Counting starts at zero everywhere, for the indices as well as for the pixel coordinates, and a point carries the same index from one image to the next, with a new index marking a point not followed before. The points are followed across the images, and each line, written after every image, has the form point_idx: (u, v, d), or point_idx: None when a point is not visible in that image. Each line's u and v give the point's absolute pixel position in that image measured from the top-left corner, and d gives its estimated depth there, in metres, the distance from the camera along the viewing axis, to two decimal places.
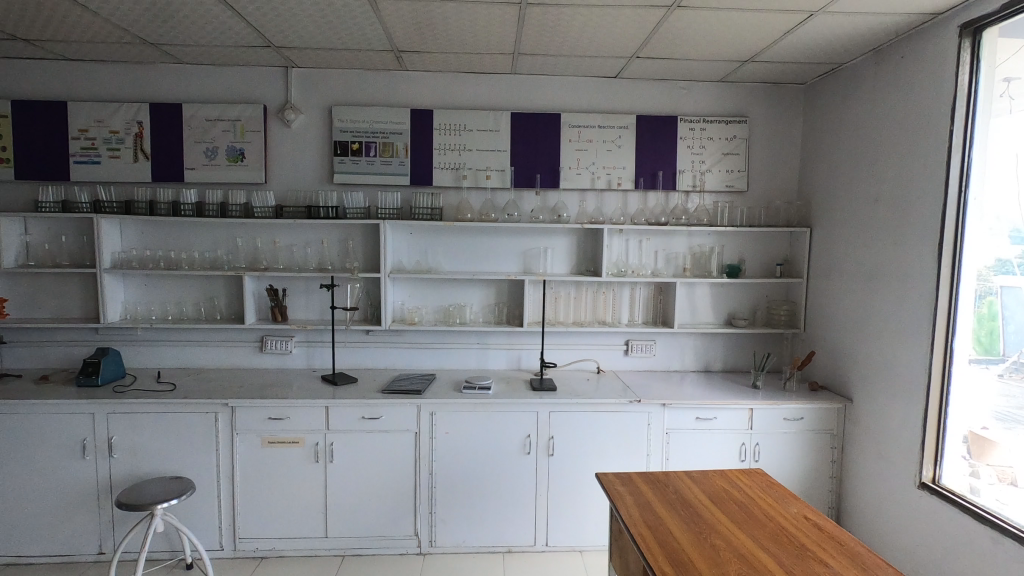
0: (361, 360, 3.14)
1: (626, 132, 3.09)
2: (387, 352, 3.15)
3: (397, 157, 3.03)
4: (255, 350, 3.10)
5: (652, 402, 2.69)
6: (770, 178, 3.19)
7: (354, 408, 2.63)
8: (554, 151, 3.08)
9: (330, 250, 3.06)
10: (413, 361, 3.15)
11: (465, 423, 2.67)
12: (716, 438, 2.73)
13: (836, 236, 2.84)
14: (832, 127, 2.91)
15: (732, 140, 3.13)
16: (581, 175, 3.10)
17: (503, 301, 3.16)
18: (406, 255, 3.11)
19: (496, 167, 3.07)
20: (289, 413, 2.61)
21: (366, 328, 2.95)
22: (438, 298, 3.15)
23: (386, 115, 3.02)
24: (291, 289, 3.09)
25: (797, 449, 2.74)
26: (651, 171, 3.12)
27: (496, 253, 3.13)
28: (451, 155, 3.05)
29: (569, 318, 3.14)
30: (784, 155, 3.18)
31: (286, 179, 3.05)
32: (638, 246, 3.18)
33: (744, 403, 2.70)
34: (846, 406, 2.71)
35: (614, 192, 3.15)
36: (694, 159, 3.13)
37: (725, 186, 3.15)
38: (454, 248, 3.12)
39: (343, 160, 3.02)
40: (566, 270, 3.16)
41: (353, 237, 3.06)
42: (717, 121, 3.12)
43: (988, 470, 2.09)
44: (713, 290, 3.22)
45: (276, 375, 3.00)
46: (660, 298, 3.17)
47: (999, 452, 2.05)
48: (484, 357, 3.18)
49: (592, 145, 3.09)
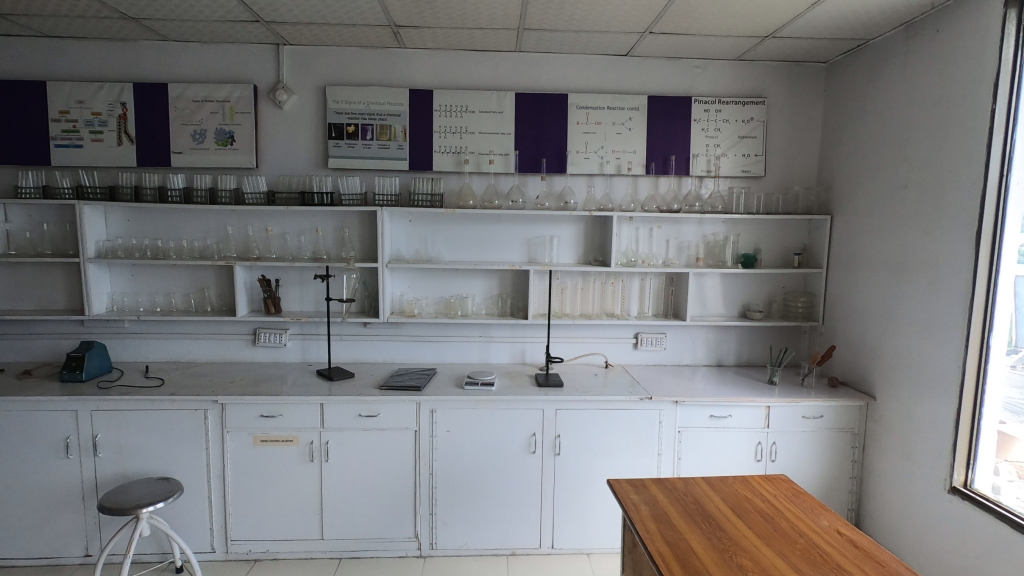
0: (359, 354, 3.01)
1: (637, 114, 2.93)
2: (386, 346, 3.02)
3: (395, 141, 2.87)
4: (249, 343, 2.97)
5: (664, 399, 2.55)
6: (788, 163, 3.02)
7: (349, 405, 2.50)
8: (561, 134, 2.92)
9: (325, 238, 2.91)
10: (413, 354, 3.03)
11: (467, 421, 2.54)
12: (731, 437, 2.60)
13: (860, 224, 2.69)
14: (856, 108, 2.74)
15: (749, 123, 2.96)
16: (589, 159, 2.93)
17: (507, 292, 3.01)
18: (404, 244, 2.96)
19: (500, 151, 2.91)
20: (282, 411, 2.48)
21: (363, 320, 2.81)
22: (439, 288, 3.01)
23: (383, 96, 2.86)
24: (285, 280, 2.95)
25: (817, 449, 2.61)
26: (663, 155, 2.96)
27: (500, 241, 2.98)
28: (452, 138, 2.89)
29: (576, 311, 2.99)
30: (803, 138, 3.01)
31: (278, 164, 2.89)
32: (648, 235, 3.03)
33: (761, 401, 2.57)
34: (868, 404, 2.58)
35: (623, 177, 2.98)
36: (708, 143, 2.96)
37: (742, 171, 2.98)
38: (455, 237, 2.97)
39: (338, 143, 2.86)
40: (573, 260, 3.01)
41: (349, 225, 2.91)
42: (733, 102, 2.95)
43: (1007, 466, 2.03)
44: (727, 281, 3.07)
45: (270, 370, 2.88)
46: (671, 290, 3.02)
47: (1017, 447, 1.98)
48: (487, 350, 3.05)
49: (601, 127, 2.92)
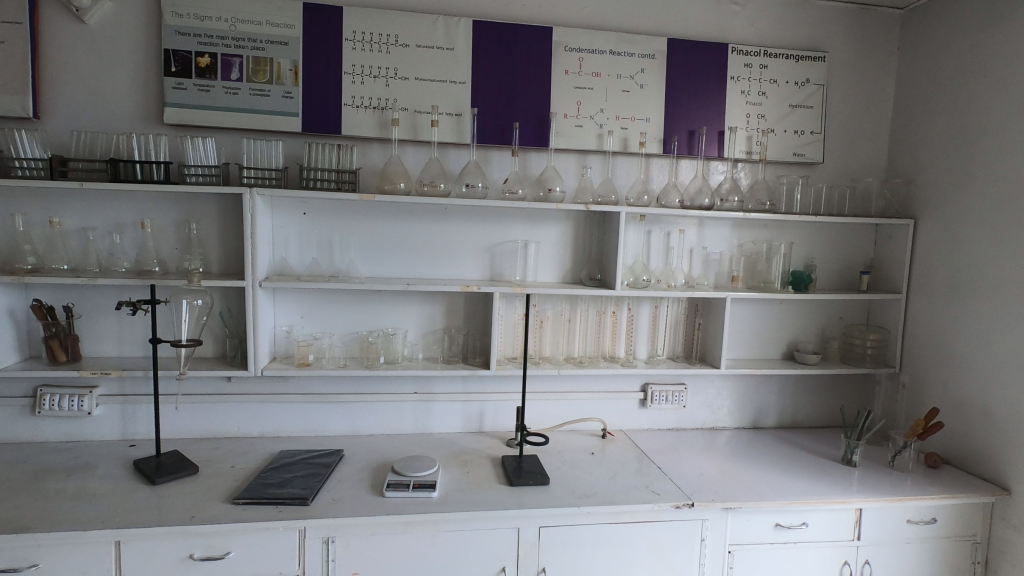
0: (221, 424, 1.90)
1: (652, 64, 1.99)
2: (265, 410, 1.92)
3: (279, 84, 1.79)
4: (27, 412, 1.79)
5: (712, 506, 1.59)
6: (853, 147, 2.16)
7: (171, 541, 1.38)
8: (541, 89, 1.93)
9: (159, 239, 1.78)
10: (309, 423, 1.95)
11: (389, 555, 1.48)
12: (804, 556, 1.68)
13: (973, 233, 1.85)
14: (963, 66, 1.91)
15: (803, 86, 2.09)
16: (582, 129, 1.96)
17: (456, 326, 1.99)
18: (294, 250, 1.88)
19: (448, 110, 1.89)
20: (36, 558, 1.33)
21: (223, 376, 1.72)
22: (349, 319, 1.93)
23: (260, 11, 1.77)
24: (90, 308, 1.79)
25: (923, 569, 1.74)
26: (687, 127, 2.03)
27: (447, 247, 1.96)
28: (372, 85, 1.84)
29: (560, 354, 2.02)
30: (872, 112, 2.17)
31: (76, 114, 1.73)
32: (664, 243, 2.09)
33: (852, 502, 1.65)
34: (997, 501, 1.73)
35: (631, 157, 2.03)
36: (749, 112, 2.06)
37: (794, 155, 2.09)
38: (377, 238, 1.91)
39: (182, 83, 1.75)
40: (556, 279, 2.02)
41: (199, 219, 1.79)
42: (783, 56, 2.07)
43: None
44: (770, 311, 2.17)
45: (56, 458, 1.71)
46: (696, 323, 2.09)
47: None
48: (426, 414, 2.02)
49: (600, 82, 1.96)
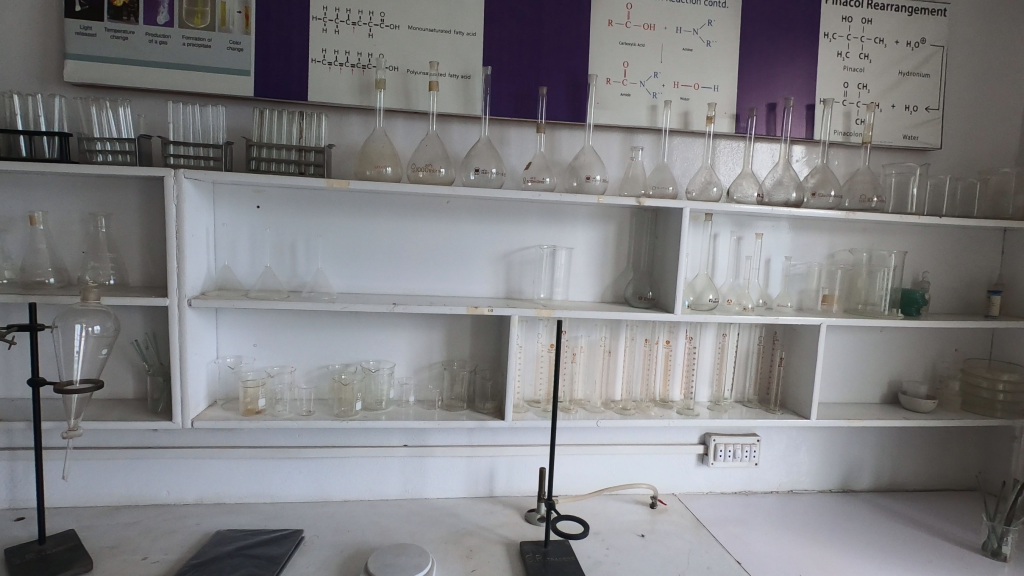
0: (147, 487, 1.43)
1: (722, 15, 1.50)
2: (206, 468, 1.45)
3: (223, 32, 1.32)
4: None
5: None
6: (977, 130, 1.66)
7: None
8: (576, 45, 1.45)
9: (60, 238, 1.32)
10: (264, 484, 1.48)
11: None
12: None
13: None
14: None
15: (917, 47, 1.59)
16: (630, 98, 1.48)
17: (460, 358, 1.50)
18: (244, 256, 1.40)
19: (451, 70, 1.41)
20: None
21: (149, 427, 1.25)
22: (319, 349, 1.46)
23: None
24: None
25: None
26: (766, 98, 1.54)
27: (450, 254, 1.47)
28: (349, 35, 1.36)
29: (597, 397, 1.53)
30: (1003, 83, 1.65)
31: None
32: (733, 251, 1.60)
33: None
34: None
35: (691, 138, 1.55)
36: (847, 80, 1.57)
37: (904, 137, 1.60)
38: (354, 242, 1.44)
39: (90, 28, 1.28)
40: (592, 297, 1.54)
41: (112, 213, 1.32)
42: (892, 7, 1.57)
43: None
44: (868, 341, 1.66)
45: None
46: (776, 357, 1.60)
47: None
48: (419, 474, 1.53)
49: (653, 37, 1.47)
